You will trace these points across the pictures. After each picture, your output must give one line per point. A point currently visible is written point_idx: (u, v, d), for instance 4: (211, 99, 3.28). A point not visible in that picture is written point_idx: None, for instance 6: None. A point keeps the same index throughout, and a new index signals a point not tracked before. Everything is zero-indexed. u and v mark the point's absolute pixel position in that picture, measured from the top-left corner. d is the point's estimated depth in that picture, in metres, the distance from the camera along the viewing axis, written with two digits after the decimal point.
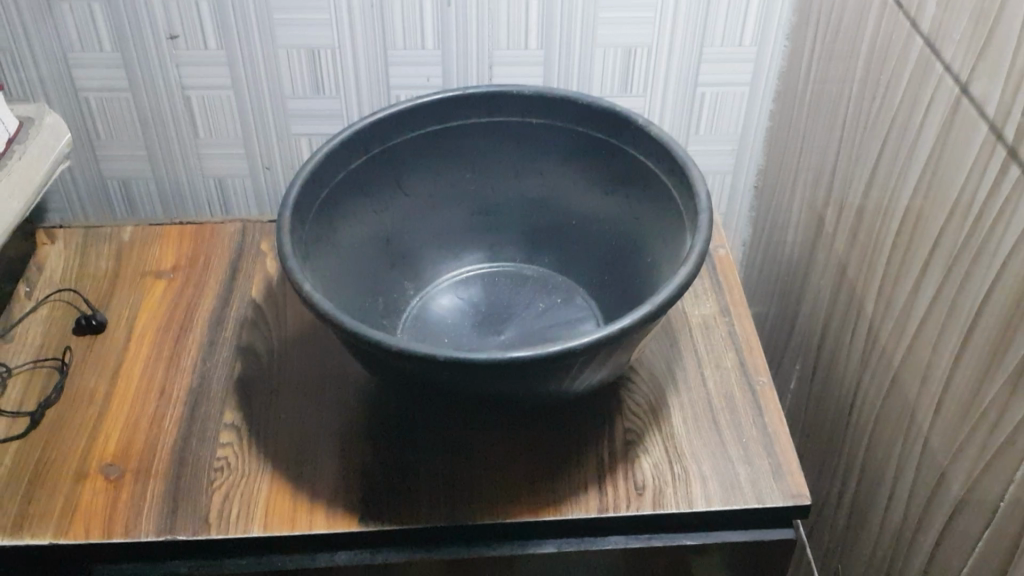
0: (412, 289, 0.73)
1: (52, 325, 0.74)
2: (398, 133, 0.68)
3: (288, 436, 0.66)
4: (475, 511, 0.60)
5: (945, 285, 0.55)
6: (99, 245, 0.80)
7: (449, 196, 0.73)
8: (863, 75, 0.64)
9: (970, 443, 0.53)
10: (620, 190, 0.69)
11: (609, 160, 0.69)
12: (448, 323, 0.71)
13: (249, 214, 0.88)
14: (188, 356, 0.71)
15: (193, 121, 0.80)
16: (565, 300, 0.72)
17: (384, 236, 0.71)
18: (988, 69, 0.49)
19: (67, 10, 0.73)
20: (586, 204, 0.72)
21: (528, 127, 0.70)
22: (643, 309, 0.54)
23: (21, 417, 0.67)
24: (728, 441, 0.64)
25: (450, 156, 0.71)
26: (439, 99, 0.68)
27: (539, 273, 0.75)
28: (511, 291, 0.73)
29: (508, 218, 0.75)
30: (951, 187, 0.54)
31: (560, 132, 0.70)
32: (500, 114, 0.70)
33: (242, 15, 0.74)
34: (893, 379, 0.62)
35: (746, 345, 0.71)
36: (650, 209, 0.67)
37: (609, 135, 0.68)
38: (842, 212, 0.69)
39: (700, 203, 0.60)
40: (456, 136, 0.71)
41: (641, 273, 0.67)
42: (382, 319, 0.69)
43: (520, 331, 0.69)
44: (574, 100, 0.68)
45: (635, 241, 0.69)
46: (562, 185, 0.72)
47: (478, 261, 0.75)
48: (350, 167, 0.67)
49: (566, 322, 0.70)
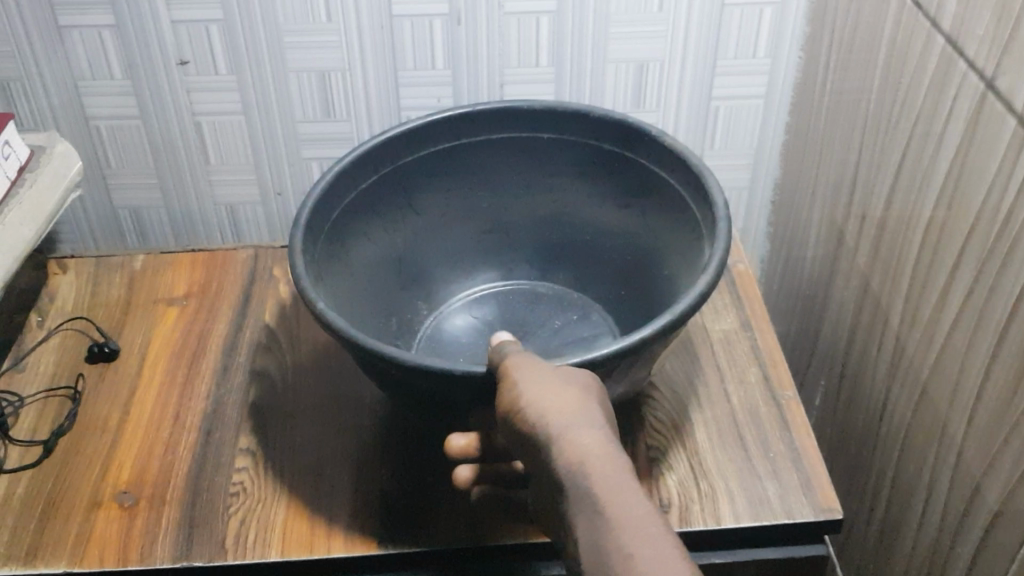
0: (425, 310, 0.72)
1: (64, 353, 0.73)
2: (407, 152, 0.68)
3: (304, 460, 0.64)
4: (492, 525, 0.59)
5: (974, 289, 0.54)
6: (111, 273, 0.80)
7: (460, 215, 0.72)
8: (881, 80, 0.64)
9: (1007, 451, 0.51)
10: (637, 203, 0.68)
11: (624, 173, 0.68)
12: (463, 342, 0.70)
13: (262, 241, 0.88)
14: (202, 381, 0.70)
15: (205, 148, 0.80)
16: (582, 316, 0.71)
17: (394, 257, 0.70)
18: (1014, 61, 0.49)
19: (79, 39, 0.73)
20: (599, 219, 0.71)
21: (539, 143, 0.69)
22: (661, 319, 0.53)
23: (33, 446, 0.66)
24: (755, 456, 0.62)
25: (461, 175, 0.71)
26: (448, 117, 0.67)
27: (554, 290, 0.74)
28: (525, 307, 0.72)
29: (521, 236, 0.74)
30: (978, 188, 0.53)
31: (572, 147, 0.69)
32: (511, 131, 0.69)
33: (253, 40, 0.74)
34: (922, 390, 0.61)
35: (770, 359, 0.69)
36: (668, 223, 0.66)
37: (621, 147, 0.67)
38: (863, 221, 0.68)
39: (718, 210, 0.59)
40: (468, 154, 0.70)
41: (659, 290, 0.66)
42: (395, 339, 0.68)
43: (536, 347, 0.68)
44: (585, 113, 0.67)
45: (651, 256, 0.68)
46: (576, 202, 0.71)
47: (492, 278, 0.75)
48: (360, 187, 0.66)
49: (582, 338, 0.69)
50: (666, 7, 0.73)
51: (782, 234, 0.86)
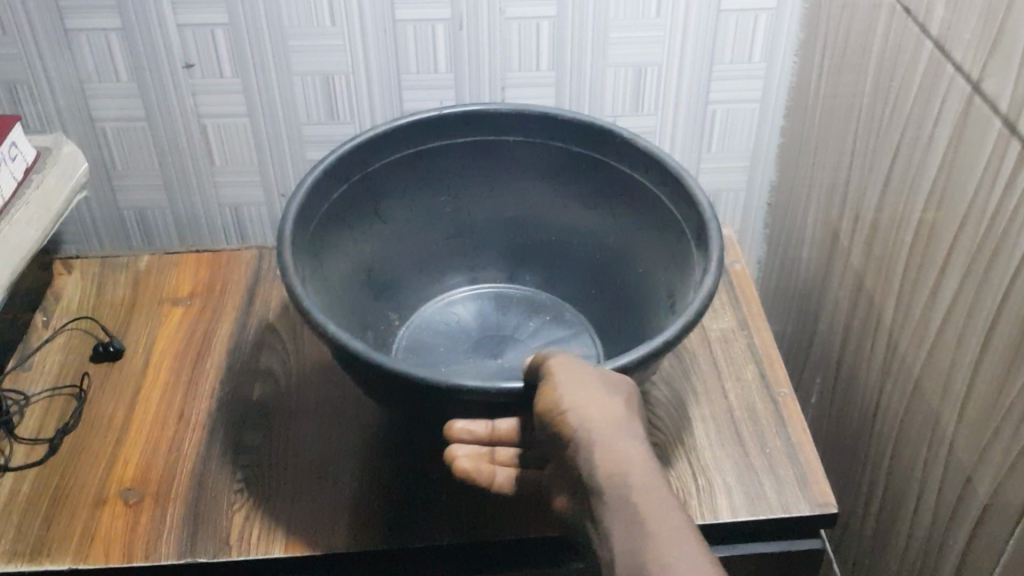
0: (397, 319, 0.73)
1: (70, 352, 0.74)
2: (373, 161, 0.67)
3: (307, 456, 0.65)
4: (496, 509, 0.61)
5: (963, 287, 0.55)
6: (116, 274, 0.81)
7: (425, 221, 0.73)
8: (873, 84, 0.65)
9: (996, 445, 0.53)
10: (608, 202, 0.70)
11: (590, 177, 0.70)
12: (440, 351, 0.71)
13: (265, 242, 0.89)
14: (207, 380, 0.71)
15: (209, 149, 0.81)
16: (556, 316, 0.74)
17: (368, 265, 0.71)
18: (1000, 64, 0.50)
19: (85, 42, 0.74)
20: (567, 219, 0.73)
21: (507, 144, 0.70)
22: (680, 318, 0.54)
23: (40, 443, 0.67)
24: (752, 453, 0.63)
25: (430, 178, 0.71)
26: (416, 122, 0.67)
27: (523, 292, 0.76)
28: (498, 312, 0.74)
29: (487, 238, 0.75)
30: (966, 189, 0.54)
31: (545, 150, 0.70)
32: (477, 134, 0.69)
33: (256, 43, 0.75)
34: (914, 387, 0.62)
35: (767, 358, 0.71)
36: (646, 227, 0.67)
37: (591, 150, 0.68)
38: (857, 222, 0.69)
39: (705, 216, 0.60)
40: (434, 157, 0.70)
41: (645, 295, 0.68)
42: (377, 354, 0.70)
43: (518, 352, 0.70)
44: (555, 117, 0.68)
45: (631, 260, 0.70)
46: (547, 203, 0.73)
47: (461, 286, 0.76)
48: (335, 195, 0.66)
49: (563, 338, 0.72)
50: (663, 12, 0.75)
51: (778, 236, 0.87)
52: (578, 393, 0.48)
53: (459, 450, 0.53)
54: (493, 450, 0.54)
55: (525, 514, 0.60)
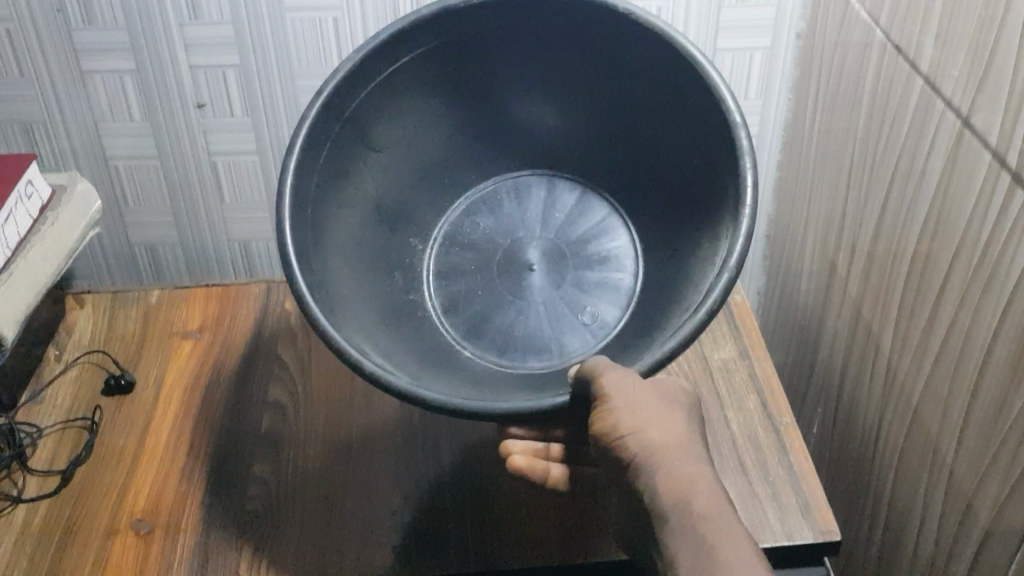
0: (417, 242, 0.71)
1: (82, 385, 0.75)
2: (354, 93, 0.62)
3: (316, 487, 0.66)
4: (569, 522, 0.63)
5: (958, 315, 0.56)
6: (127, 308, 0.82)
7: (430, 132, 0.69)
8: (866, 119, 0.67)
9: (994, 470, 0.54)
10: (622, 93, 0.66)
11: (597, 57, 0.64)
12: (476, 280, 0.70)
13: (273, 275, 0.90)
14: (217, 412, 0.72)
15: (219, 186, 0.83)
16: (581, 199, 0.71)
17: (377, 192, 0.67)
18: (988, 98, 0.52)
19: (99, 82, 0.76)
20: (581, 99, 0.68)
21: (501, 37, 0.64)
22: (722, 277, 0.53)
23: (52, 474, 0.68)
24: (755, 481, 0.64)
25: (423, 92, 0.66)
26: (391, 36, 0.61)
27: (539, 173, 0.73)
28: (522, 210, 0.72)
29: (495, 130, 0.71)
30: (958, 219, 0.56)
31: (545, 41, 0.65)
32: (465, 31, 0.63)
33: (266, 84, 0.77)
34: (913, 414, 0.63)
35: (768, 388, 0.72)
36: (670, 115, 0.63)
37: (594, 26, 0.62)
38: (853, 253, 0.71)
39: (733, 119, 0.56)
40: (422, 71, 0.65)
41: (677, 196, 0.65)
42: (404, 295, 0.68)
43: (554, 263, 0.69)
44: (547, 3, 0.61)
45: (657, 148, 0.66)
46: (559, 111, 0.69)
47: (472, 185, 0.73)
48: (325, 149, 0.62)
49: (593, 231, 0.70)
50: None
51: (776, 268, 0.89)
52: (636, 413, 0.51)
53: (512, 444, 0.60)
54: (546, 446, 0.61)
55: (599, 524, 0.63)
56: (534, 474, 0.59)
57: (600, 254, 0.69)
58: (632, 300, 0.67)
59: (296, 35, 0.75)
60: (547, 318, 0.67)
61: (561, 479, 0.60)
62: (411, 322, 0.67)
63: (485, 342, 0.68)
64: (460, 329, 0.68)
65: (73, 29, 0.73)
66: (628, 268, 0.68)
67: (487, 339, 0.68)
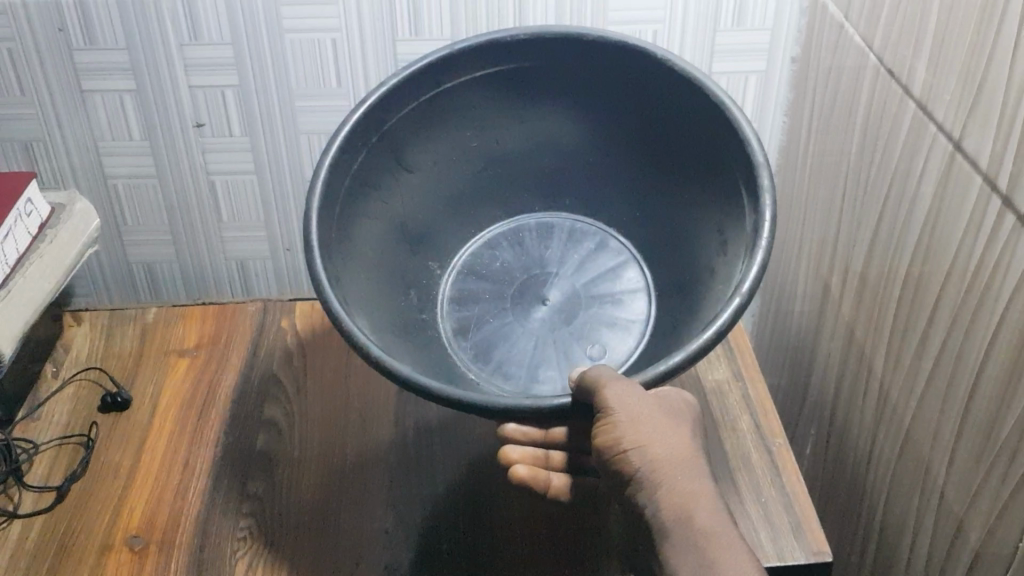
0: (437, 268, 0.73)
1: (78, 402, 0.76)
2: (388, 116, 0.64)
3: (310, 506, 0.66)
4: (563, 521, 0.64)
5: (949, 337, 0.57)
6: (124, 326, 0.83)
7: (452, 161, 0.70)
8: (859, 143, 0.67)
9: (985, 492, 0.54)
10: (640, 127, 0.67)
11: (625, 99, 0.66)
12: (489, 307, 0.71)
13: (269, 293, 0.91)
14: (212, 429, 0.73)
15: (217, 206, 0.84)
16: (599, 244, 0.73)
17: (401, 219, 0.69)
18: (978, 124, 0.52)
19: (100, 102, 0.77)
20: (599, 137, 0.70)
21: (529, 72, 0.66)
22: (734, 301, 0.54)
23: (47, 491, 0.68)
24: (748, 502, 0.64)
25: (449, 119, 0.68)
26: (428, 66, 0.63)
27: (561, 219, 0.74)
28: (540, 248, 0.73)
29: (519, 168, 0.73)
30: (949, 242, 0.56)
31: (570, 77, 0.67)
32: (497, 66, 0.65)
33: (266, 105, 0.78)
34: (905, 437, 0.63)
35: (761, 409, 0.72)
36: (689, 150, 0.65)
37: (621, 63, 0.64)
38: (847, 276, 0.71)
39: (757, 160, 0.58)
40: (448, 101, 0.67)
41: (693, 228, 0.66)
42: (420, 313, 0.69)
43: (566, 296, 0.71)
44: (575, 36, 0.63)
45: (677, 184, 0.67)
46: (563, 130, 0.70)
47: (496, 224, 0.75)
48: (352, 170, 0.63)
49: (608, 274, 0.72)
50: None
51: (770, 291, 0.89)
52: (640, 428, 0.51)
53: (512, 451, 0.59)
54: (547, 454, 0.61)
55: (590, 536, 0.64)
56: (537, 484, 0.59)
57: (614, 295, 0.71)
58: (643, 341, 0.67)
59: (295, 56, 0.75)
60: (556, 349, 0.68)
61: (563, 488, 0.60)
62: (423, 337, 0.67)
63: (492, 366, 0.68)
64: (467, 352, 0.69)
65: (74, 49, 0.74)
66: (641, 311, 0.69)
67: (495, 364, 0.68)
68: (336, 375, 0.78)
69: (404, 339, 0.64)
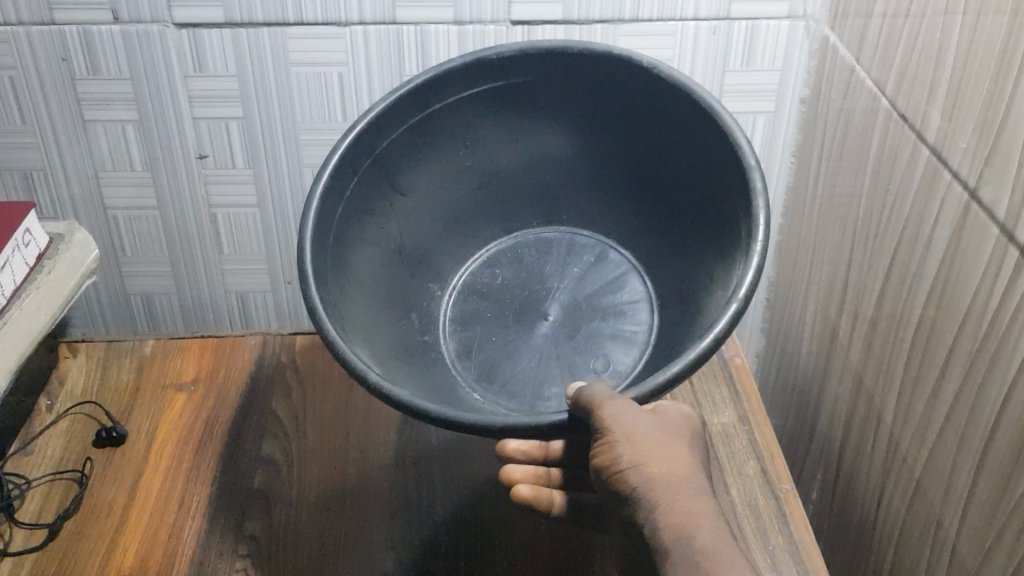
0: (438, 290, 0.72)
1: (72, 436, 0.74)
2: (379, 139, 0.64)
3: (306, 549, 0.65)
4: (562, 561, 0.64)
5: (963, 387, 0.56)
6: (121, 359, 0.81)
7: (449, 181, 0.70)
8: (870, 186, 0.67)
9: (1000, 547, 0.52)
10: (644, 160, 0.67)
11: (627, 121, 0.66)
12: (492, 326, 0.70)
13: (269, 327, 0.89)
14: (208, 467, 0.71)
15: (217, 238, 0.83)
16: (598, 256, 0.72)
17: (397, 244, 0.68)
18: (995, 174, 0.52)
19: (102, 132, 0.76)
20: (605, 160, 0.69)
21: (521, 89, 0.66)
22: (731, 307, 0.52)
23: (39, 528, 0.67)
24: (755, 549, 0.63)
25: (438, 142, 0.67)
26: (416, 87, 0.63)
27: (560, 232, 0.73)
28: (540, 263, 0.72)
29: (517, 183, 0.72)
30: (964, 292, 0.55)
31: (565, 91, 0.66)
32: (482, 84, 0.65)
33: (270, 136, 0.77)
34: (915, 486, 0.62)
35: (768, 454, 0.71)
36: (691, 182, 0.64)
37: (609, 73, 0.64)
38: (856, 320, 0.70)
39: (747, 161, 0.57)
40: (443, 120, 0.66)
41: (691, 260, 0.65)
42: (420, 336, 0.68)
43: (568, 312, 0.69)
44: (559, 50, 0.63)
45: (674, 209, 0.66)
46: (573, 158, 0.70)
47: (496, 239, 0.74)
48: (343, 197, 0.63)
49: (609, 287, 0.70)
50: None
51: (776, 331, 0.88)
52: (638, 445, 0.50)
53: (513, 471, 0.59)
54: (548, 473, 0.60)
55: None
56: (539, 506, 0.58)
57: (616, 308, 0.69)
58: (645, 350, 0.66)
59: (301, 90, 0.75)
60: (558, 363, 0.66)
61: (559, 506, 0.58)
62: (426, 360, 0.66)
63: (496, 386, 0.67)
64: (471, 372, 0.67)
65: (77, 78, 0.73)
66: (643, 319, 0.68)
67: (498, 385, 0.67)
68: (336, 411, 0.76)
69: (406, 363, 0.63)
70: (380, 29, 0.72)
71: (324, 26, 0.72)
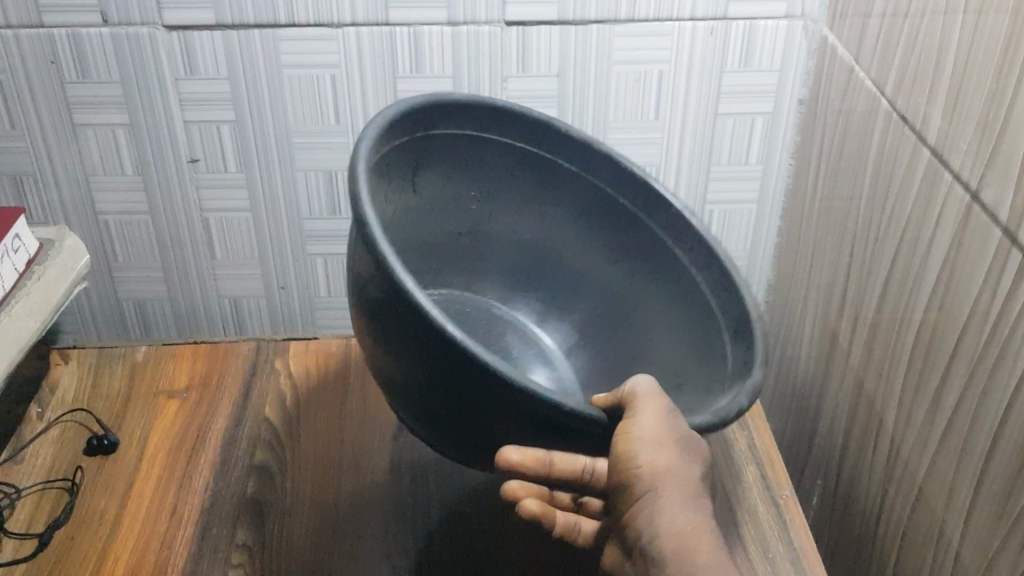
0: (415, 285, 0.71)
1: (62, 445, 0.73)
2: (435, 127, 0.64)
3: (299, 557, 0.64)
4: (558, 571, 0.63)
5: (966, 392, 0.55)
6: (112, 366, 0.80)
7: (439, 189, 0.68)
8: (869, 188, 0.66)
9: (1004, 555, 0.51)
10: None
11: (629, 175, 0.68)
12: None
13: (263, 333, 0.88)
14: (200, 475, 0.70)
15: (210, 242, 0.82)
16: (540, 355, 0.72)
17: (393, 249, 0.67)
18: (997, 175, 0.51)
19: (92, 137, 0.75)
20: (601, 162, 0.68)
21: (554, 168, 0.69)
22: (745, 397, 0.55)
23: (28, 538, 0.65)
24: (755, 558, 0.62)
25: (466, 163, 0.68)
26: (496, 108, 0.66)
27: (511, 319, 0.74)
28: (488, 327, 0.72)
29: (501, 199, 0.71)
30: (966, 296, 0.54)
31: (588, 181, 0.70)
32: (532, 148, 0.68)
33: (263, 139, 0.76)
34: (918, 492, 0.61)
35: (768, 460, 0.70)
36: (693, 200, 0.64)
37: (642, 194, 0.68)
38: (857, 322, 0.69)
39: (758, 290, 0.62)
40: (457, 135, 0.66)
41: None
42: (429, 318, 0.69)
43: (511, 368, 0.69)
44: (616, 161, 0.68)
45: None
46: (568, 160, 0.69)
47: (450, 288, 0.73)
48: (393, 144, 0.61)
49: (547, 377, 0.70)
50: (661, 114, 0.77)
51: (775, 334, 0.87)
52: None
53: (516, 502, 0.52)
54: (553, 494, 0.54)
55: None
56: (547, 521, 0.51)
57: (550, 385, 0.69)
58: None
59: (293, 93, 0.74)
60: None
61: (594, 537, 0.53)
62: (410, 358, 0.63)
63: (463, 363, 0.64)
64: None
65: (66, 82, 0.72)
66: None
67: None
68: (331, 419, 0.76)
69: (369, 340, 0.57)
70: (373, 30, 0.71)
71: (316, 28, 0.71)
